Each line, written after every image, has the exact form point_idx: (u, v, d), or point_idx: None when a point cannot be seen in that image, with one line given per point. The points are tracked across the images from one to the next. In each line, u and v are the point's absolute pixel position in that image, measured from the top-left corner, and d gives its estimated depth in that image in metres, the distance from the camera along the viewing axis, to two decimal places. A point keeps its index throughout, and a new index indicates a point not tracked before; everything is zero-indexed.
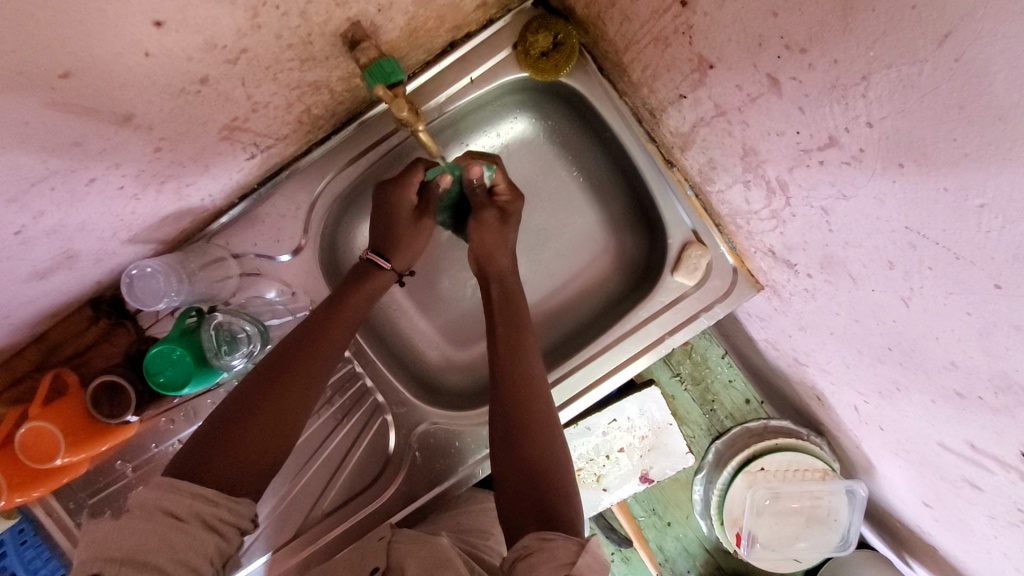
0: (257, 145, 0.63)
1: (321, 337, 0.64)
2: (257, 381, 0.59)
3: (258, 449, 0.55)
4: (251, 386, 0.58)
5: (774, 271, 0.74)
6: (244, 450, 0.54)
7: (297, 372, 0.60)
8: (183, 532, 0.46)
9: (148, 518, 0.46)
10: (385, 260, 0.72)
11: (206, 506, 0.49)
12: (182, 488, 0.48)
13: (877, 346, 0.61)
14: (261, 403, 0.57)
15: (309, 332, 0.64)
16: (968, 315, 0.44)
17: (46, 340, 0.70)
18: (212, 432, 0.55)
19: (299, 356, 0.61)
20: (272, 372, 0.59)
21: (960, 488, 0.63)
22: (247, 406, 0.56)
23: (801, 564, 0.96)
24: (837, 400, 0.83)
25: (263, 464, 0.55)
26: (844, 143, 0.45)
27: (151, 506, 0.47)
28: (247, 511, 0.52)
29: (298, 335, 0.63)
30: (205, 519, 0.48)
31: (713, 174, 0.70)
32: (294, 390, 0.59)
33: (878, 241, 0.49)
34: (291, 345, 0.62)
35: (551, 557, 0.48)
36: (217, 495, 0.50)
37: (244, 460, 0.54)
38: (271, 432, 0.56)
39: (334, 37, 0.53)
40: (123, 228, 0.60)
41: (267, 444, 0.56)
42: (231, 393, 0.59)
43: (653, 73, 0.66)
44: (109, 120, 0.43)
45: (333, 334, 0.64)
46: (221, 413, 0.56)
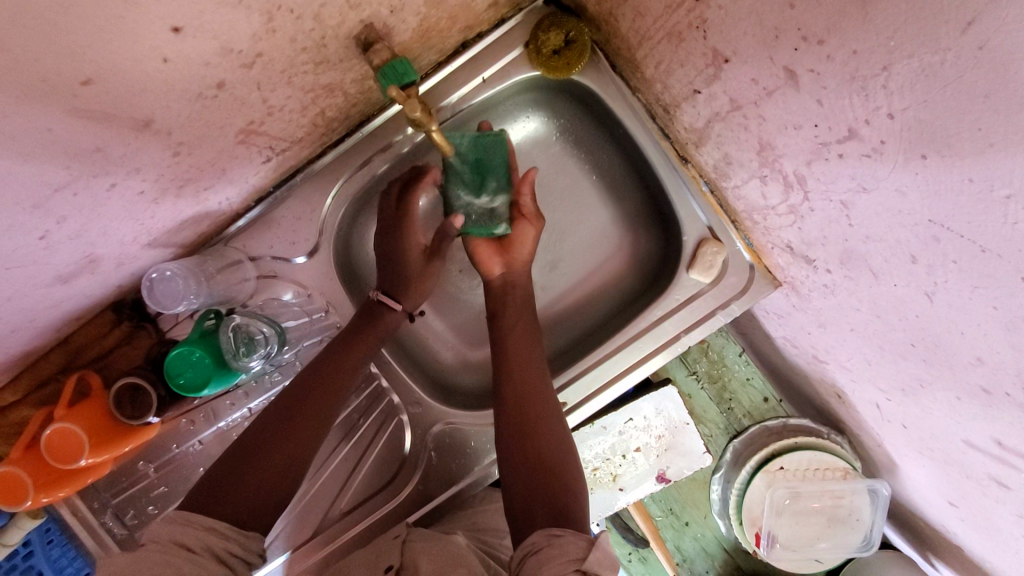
0: (272, 149, 0.64)
1: (332, 374, 0.67)
2: (270, 422, 0.62)
3: (269, 484, 0.58)
4: (265, 424, 0.62)
5: (792, 268, 0.73)
6: (259, 482, 0.57)
7: (306, 411, 0.63)
8: (195, 563, 0.48)
9: (162, 550, 0.47)
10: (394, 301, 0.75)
11: (217, 539, 0.51)
12: (193, 521, 0.51)
13: (900, 342, 0.60)
14: (273, 443, 0.60)
15: (320, 369, 0.67)
16: (994, 309, 0.43)
17: (70, 344, 0.72)
18: (229, 467, 0.58)
19: (309, 395, 0.64)
20: (284, 412, 0.63)
21: (987, 487, 0.62)
22: (262, 444, 0.60)
23: (822, 565, 0.95)
24: (858, 398, 0.81)
25: (275, 497, 0.58)
26: (864, 135, 0.45)
27: (165, 539, 0.49)
28: (256, 544, 0.54)
29: (309, 374, 0.67)
30: (216, 552, 0.50)
31: (728, 170, 0.69)
32: (305, 429, 0.62)
33: (900, 235, 0.48)
34: (301, 384, 0.65)
35: (562, 553, 0.48)
36: (228, 528, 0.52)
37: (258, 496, 0.57)
38: (283, 468, 0.59)
39: (347, 39, 0.53)
40: (143, 232, 0.61)
41: (276, 478, 0.59)
42: (242, 433, 0.62)
43: (666, 69, 0.65)
44: (129, 126, 0.43)
45: (343, 371, 0.67)
46: (235, 451, 0.60)
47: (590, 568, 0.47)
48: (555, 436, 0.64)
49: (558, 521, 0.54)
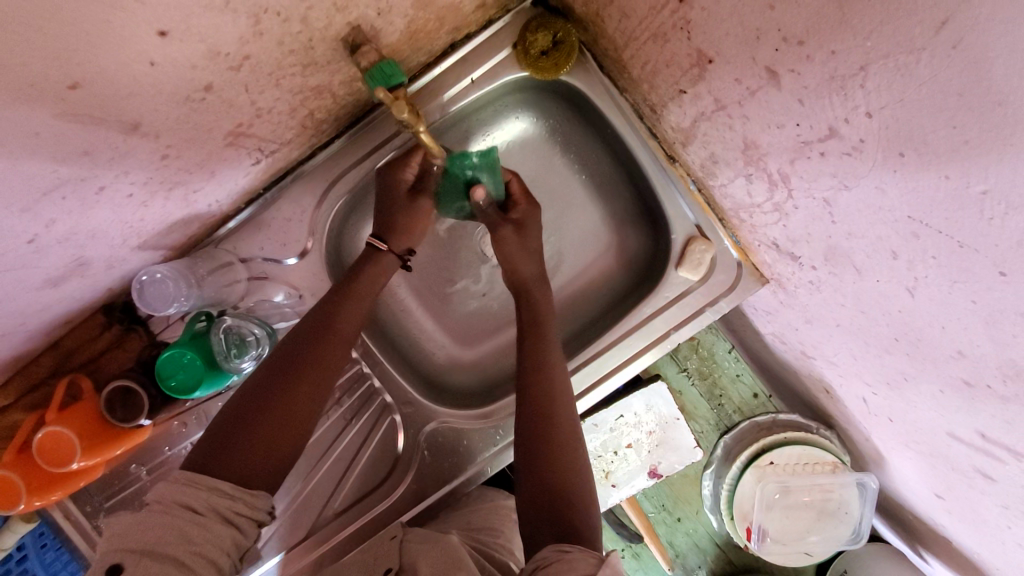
0: (261, 150, 0.64)
1: (332, 323, 0.64)
2: (266, 375, 0.59)
3: (270, 444, 0.55)
4: (261, 379, 0.59)
5: (779, 264, 0.73)
6: (260, 440, 0.55)
7: (308, 366, 0.60)
8: (200, 526, 0.47)
9: (167, 512, 0.47)
10: (380, 240, 0.71)
11: (223, 500, 0.50)
12: (197, 482, 0.50)
13: (884, 336, 0.62)
14: (270, 398, 0.57)
15: (321, 322, 0.64)
16: (974, 303, 0.44)
17: (61, 347, 0.72)
18: (227, 424, 0.55)
19: (303, 349, 0.61)
20: (281, 366, 0.60)
21: (972, 479, 0.64)
22: (260, 398, 0.57)
23: (812, 558, 0.96)
24: (844, 392, 0.83)
25: (279, 457, 0.56)
26: (844, 134, 0.45)
27: (170, 500, 0.48)
28: (264, 502, 0.53)
29: (309, 325, 0.64)
30: (221, 513, 0.49)
31: (715, 168, 0.69)
32: (308, 382, 0.59)
33: (881, 231, 0.49)
34: (297, 340, 0.62)
35: (570, 568, 0.48)
36: (233, 487, 0.51)
37: (261, 454, 0.54)
38: (286, 425, 0.57)
39: (335, 41, 0.53)
40: (132, 235, 0.61)
41: (278, 436, 0.56)
42: (240, 386, 0.59)
43: (652, 70, 0.66)
44: (117, 129, 0.43)
45: (343, 322, 0.65)
46: (232, 409, 0.57)
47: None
48: (569, 426, 0.66)
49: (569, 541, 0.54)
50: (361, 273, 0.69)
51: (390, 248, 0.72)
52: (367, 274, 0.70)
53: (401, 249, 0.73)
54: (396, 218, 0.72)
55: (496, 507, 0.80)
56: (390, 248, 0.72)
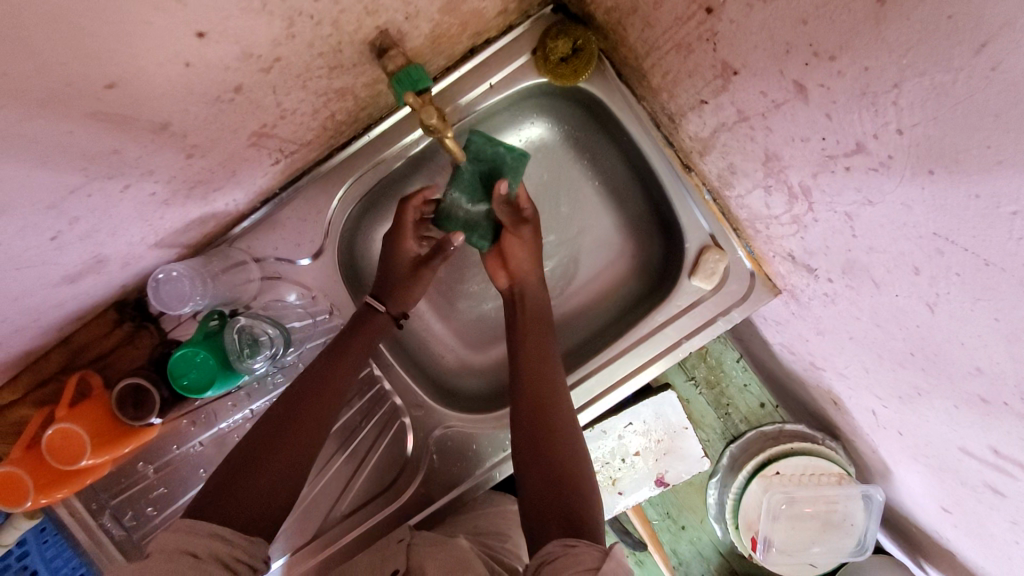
0: (282, 151, 0.64)
1: (330, 373, 0.68)
2: (269, 425, 0.63)
3: (271, 488, 0.59)
4: (264, 429, 0.62)
5: (793, 276, 0.74)
6: (257, 489, 0.58)
7: (306, 417, 0.64)
8: (202, 570, 0.48)
9: (169, 559, 0.48)
10: (379, 301, 0.75)
11: (222, 547, 0.52)
12: (197, 529, 0.52)
13: (899, 350, 0.63)
14: (274, 446, 0.61)
15: (320, 374, 0.68)
16: (996, 320, 0.45)
17: (71, 343, 0.72)
18: (232, 470, 0.59)
19: (305, 400, 0.65)
20: (280, 416, 0.63)
21: (982, 494, 0.66)
22: (262, 446, 0.61)
23: (818, 568, 0.98)
24: (854, 404, 0.84)
25: (276, 502, 0.59)
26: (872, 149, 0.45)
27: (171, 549, 0.49)
28: (259, 550, 0.55)
29: (308, 376, 0.68)
30: (220, 557, 0.51)
31: (733, 179, 0.70)
32: (304, 433, 0.63)
33: (904, 246, 0.49)
34: (298, 390, 0.66)
35: (578, 563, 0.48)
36: (230, 534, 0.53)
37: (263, 500, 0.58)
38: (282, 479, 0.60)
39: (363, 45, 0.53)
40: (151, 233, 0.61)
41: (274, 482, 0.59)
42: (244, 437, 0.63)
43: (673, 79, 0.66)
44: (146, 129, 0.43)
45: (340, 370, 0.69)
46: (235, 456, 0.60)
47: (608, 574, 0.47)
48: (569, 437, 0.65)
49: (573, 534, 0.54)
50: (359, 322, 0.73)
51: (388, 310, 0.75)
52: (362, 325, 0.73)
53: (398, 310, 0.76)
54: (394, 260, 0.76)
55: (502, 513, 0.80)
56: (388, 309, 0.75)
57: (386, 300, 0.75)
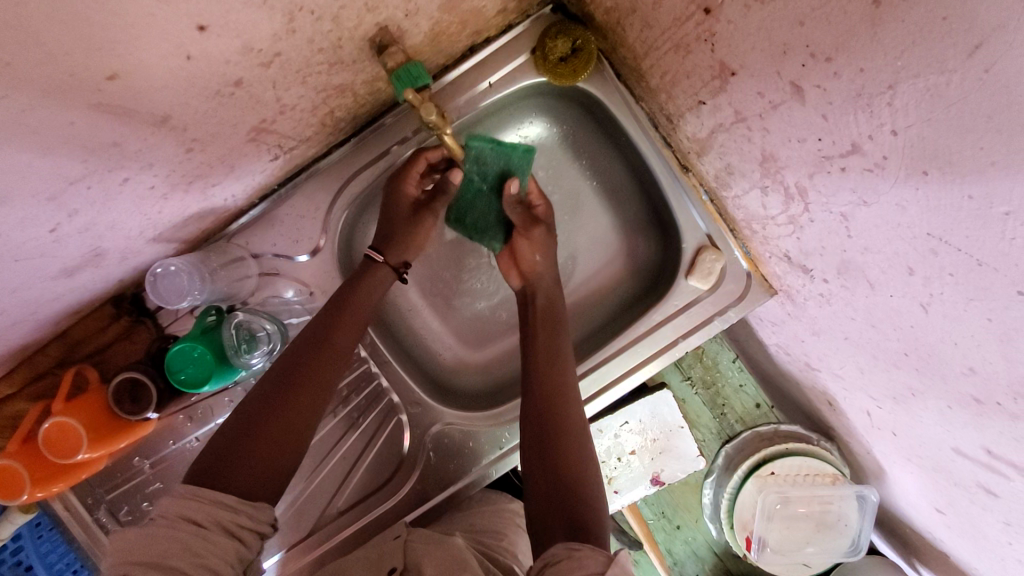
0: (281, 147, 0.64)
1: (330, 338, 0.66)
2: (270, 387, 0.61)
3: (271, 453, 0.57)
4: (264, 391, 0.61)
5: (789, 276, 0.74)
6: (260, 454, 0.57)
7: (306, 380, 0.62)
8: (204, 539, 0.49)
9: (171, 526, 0.49)
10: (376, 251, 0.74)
11: (225, 513, 0.51)
12: (202, 497, 0.51)
13: (893, 350, 0.63)
14: (274, 410, 0.59)
15: (319, 337, 0.66)
16: (989, 321, 0.45)
17: (68, 338, 0.72)
18: (232, 435, 0.58)
19: (305, 363, 0.63)
20: (281, 379, 0.62)
21: (975, 494, 0.66)
22: (261, 410, 0.59)
23: (811, 569, 0.98)
24: (849, 405, 0.85)
25: (275, 467, 0.58)
26: (867, 150, 0.46)
27: (175, 514, 0.49)
28: (266, 516, 0.54)
29: (308, 338, 0.66)
30: (225, 526, 0.51)
31: (729, 179, 0.70)
32: (304, 396, 0.61)
33: (898, 247, 0.50)
34: (297, 353, 0.64)
35: (580, 567, 0.49)
36: (235, 500, 0.52)
37: (263, 465, 0.57)
38: (282, 442, 0.59)
39: (363, 41, 0.53)
40: (149, 227, 0.61)
41: (273, 446, 0.58)
42: (243, 400, 0.61)
43: (671, 80, 0.66)
44: (147, 122, 0.43)
45: (340, 336, 0.67)
46: (235, 419, 0.59)
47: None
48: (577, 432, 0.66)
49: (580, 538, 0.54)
50: (360, 281, 0.72)
51: (385, 260, 0.74)
52: (362, 281, 0.72)
53: (398, 263, 0.76)
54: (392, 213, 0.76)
55: (499, 510, 0.80)
56: (385, 260, 0.74)
57: (384, 250, 0.74)
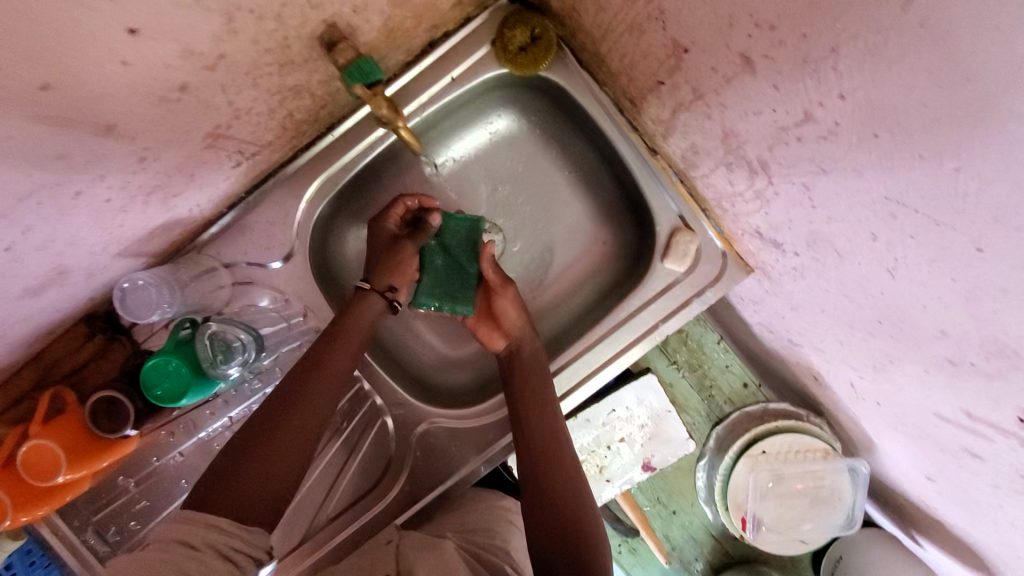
0: (242, 153, 0.64)
1: (321, 363, 0.69)
2: (265, 417, 0.63)
3: (266, 478, 0.59)
4: (259, 420, 0.63)
5: (763, 253, 0.74)
6: (256, 477, 0.59)
7: (302, 405, 0.65)
8: (196, 560, 0.49)
9: (165, 548, 0.49)
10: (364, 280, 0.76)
11: (217, 536, 0.52)
12: (196, 520, 0.52)
13: (868, 319, 0.63)
14: (269, 436, 0.61)
15: (310, 362, 0.68)
16: (953, 281, 0.45)
17: (44, 359, 0.73)
18: (227, 462, 0.59)
19: (299, 392, 0.66)
20: (276, 405, 0.64)
21: (961, 458, 0.66)
22: (256, 438, 0.61)
23: (808, 546, 0.97)
24: (833, 378, 0.85)
25: (271, 492, 0.59)
26: (819, 117, 0.46)
27: (168, 538, 0.50)
28: (258, 539, 0.55)
29: (300, 365, 0.68)
30: (217, 548, 0.51)
31: (696, 159, 0.70)
32: (297, 420, 0.64)
33: (860, 214, 0.50)
34: (291, 383, 0.67)
35: None
36: (228, 523, 0.54)
37: (258, 488, 0.58)
38: (277, 467, 0.60)
39: (311, 40, 0.53)
40: (112, 242, 0.60)
41: (272, 470, 0.60)
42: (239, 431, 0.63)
43: (630, 62, 0.66)
44: (92, 131, 0.43)
45: (332, 361, 0.69)
46: (232, 446, 0.61)
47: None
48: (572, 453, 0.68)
49: None
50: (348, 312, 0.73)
51: (374, 286, 0.75)
52: (352, 311, 0.74)
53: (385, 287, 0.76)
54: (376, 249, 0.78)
55: (492, 508, 0.79)
56: (373, 286, 0.75)
57: (372, 277, 0.76)
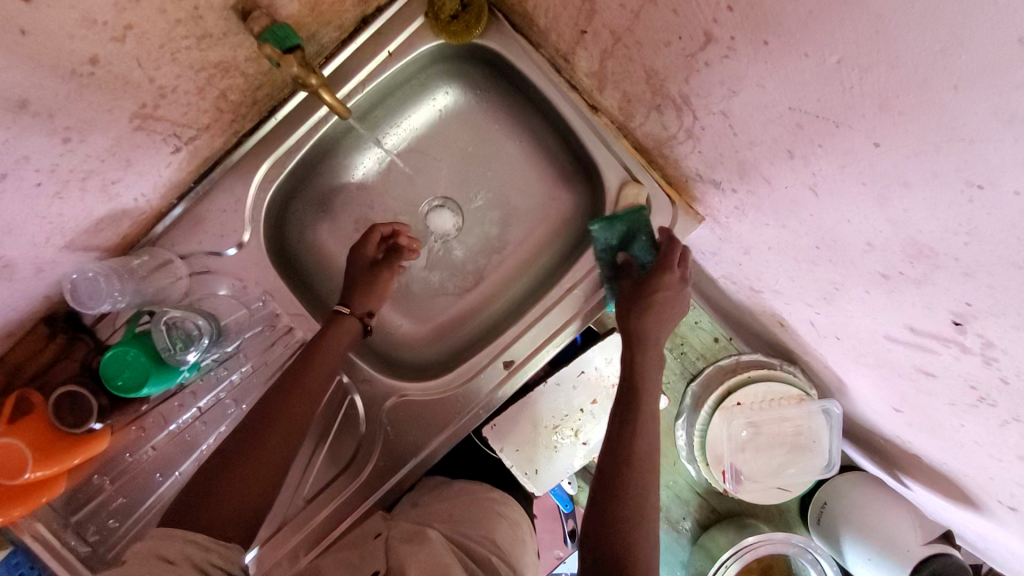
0: (178, 137, 0.64)
1: (301, 380, 0.69)
2: (241, 435, 0.65)
3: (242, 498, 0.61)
4: (235, 438, 0.65)
5: (708, 197, 0.75)
6: (232, 499, 0.60)
7: (277, 426, 0.66)
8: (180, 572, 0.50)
9: (148, 561, 0.50)
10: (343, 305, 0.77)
11: (196, 551, 0.53)
12: (174, 536, 0.54)
13: (807, 248, 0.64)
14: (243, 457, 0.63)
15: (290, 380, 0.69)
16: (864, 185, 0.46)
17: (8, 364, 0.74)
18: (203, 481, 0.61)
19: (277, 410, 0.67)
20: (251, 429, 0.65)
21: (917, 380, 0.66)
22: (229, 459, 0.63)
23: (790, 493, 0.97)
24: (795, 320, 0.85)
25: (247, 507, 0.61)
26: (718, 36, 0.47)
27: (146, 554, 0.51)
28: (235, 555, 0.56)
29: (280, 382, 0.69)
30: (196, 563, 0.52)
31: (631, 108, 0.71)
32: (274, 439, 0.65)
33: (774, 131, 0.50)
34: (272, 400, 0.68)
35: None
36: (206, 540, 0.55)
37: (233, 508, 0.60)
38: (251, 484, 0.62)
39: (225, 10, 0.54)
40: (55, 233, 0.61)
41: (249, 490, 0.62)
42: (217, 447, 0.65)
43: (554, 16, 0.67)
44: (3, 107, 0.44)
45: (312, 379, 0.70)
46: (209, 465, 0.63)
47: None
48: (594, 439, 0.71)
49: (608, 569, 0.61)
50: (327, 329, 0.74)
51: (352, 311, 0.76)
52: (331, 332, 0.74)
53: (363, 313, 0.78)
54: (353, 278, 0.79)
55: (478, 500, 0.83)
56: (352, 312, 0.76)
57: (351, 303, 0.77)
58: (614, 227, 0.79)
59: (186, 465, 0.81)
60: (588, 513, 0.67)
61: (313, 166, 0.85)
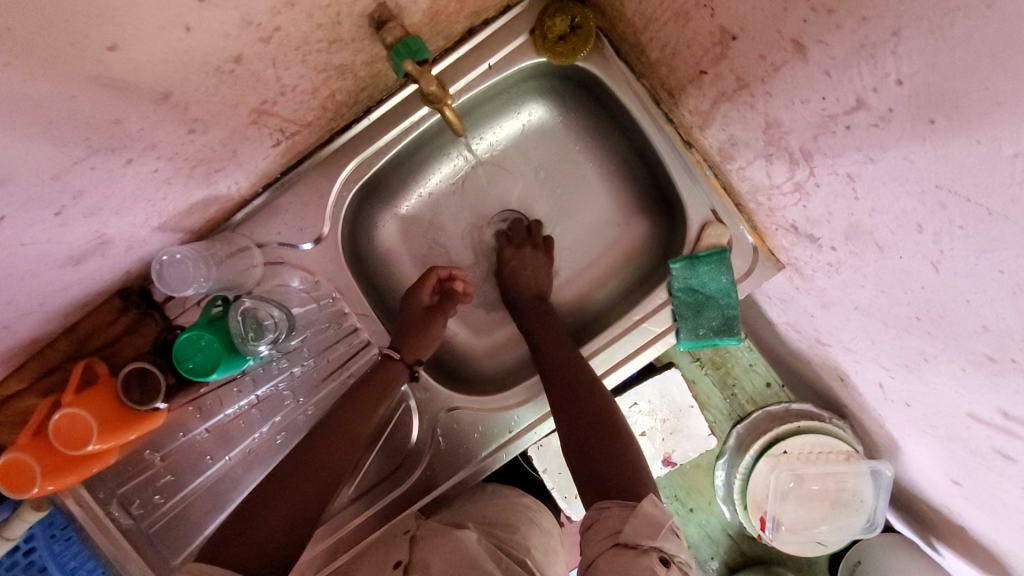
0: (283, 131, 0.64)
1: (341, 424, 0.71)
2: (280, 474, 0.66)
3: (280, 531, 0.60)
4: (275, 479, 0.65)
5: (797, 248, 0.74)
6: (268, 530, 0.60)
7: (311, 466, 0.67)
8: None
9: None
10: (393, 349, 0.79)
11: None
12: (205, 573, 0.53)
13: (904, 316, 0.62)
14: (280, 492, 0.63)
15: (331, 425, 0.71)
16: (1001, 274, 0.44)
17: (75, 332, 0.72)
18: (239, 516, 0.61)
19: (315, 452, 0.68)
20: (289, 468, 0.66)
21: (992, 461, 0.64)
22: (265, 495, 0.63)
23: (826, 548, 0.95)
24: (860, 378, 0.84)
25: (286, 540, 0.60)
26: (872, 104, 0.46)
27: None
28: None
29: (320, 429, 0.71)
30: None
31: (734, 151, 0.70)
32: (310, 481, 0.65)
33: (906, 204, 0.49)
34: (312, 444, 0.69)
35: (608, 527, 0.56)
36: None
37: (271, 541, 0.59)
38: (288, 519, 0.62)
39: (361, 18, 0.54)
40: (154, 214, 0.61)
41: (285, 523, 0.61)
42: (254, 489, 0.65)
43: (672, 52, 0.67)
44: (147, 98, 0.43)
45: (354, 423, 0.72)
46: (244, 504, 0.63)
47: (628, 540, 0.53)
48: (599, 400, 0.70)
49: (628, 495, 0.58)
50: (373, 376, 0.77)
51: (402, 356, 0.79)
52: (377, 376, 0.77)
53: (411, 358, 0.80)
54: (406, 321, 0.82)
55: (514, 505, 0.80)
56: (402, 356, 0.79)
57: (401, 347, 0.79)
58: (695, 267, 0.79)
59: (233, 453, 0.81)
60: (603, 460, 0.64)
61: (388, 182, 0.85)
